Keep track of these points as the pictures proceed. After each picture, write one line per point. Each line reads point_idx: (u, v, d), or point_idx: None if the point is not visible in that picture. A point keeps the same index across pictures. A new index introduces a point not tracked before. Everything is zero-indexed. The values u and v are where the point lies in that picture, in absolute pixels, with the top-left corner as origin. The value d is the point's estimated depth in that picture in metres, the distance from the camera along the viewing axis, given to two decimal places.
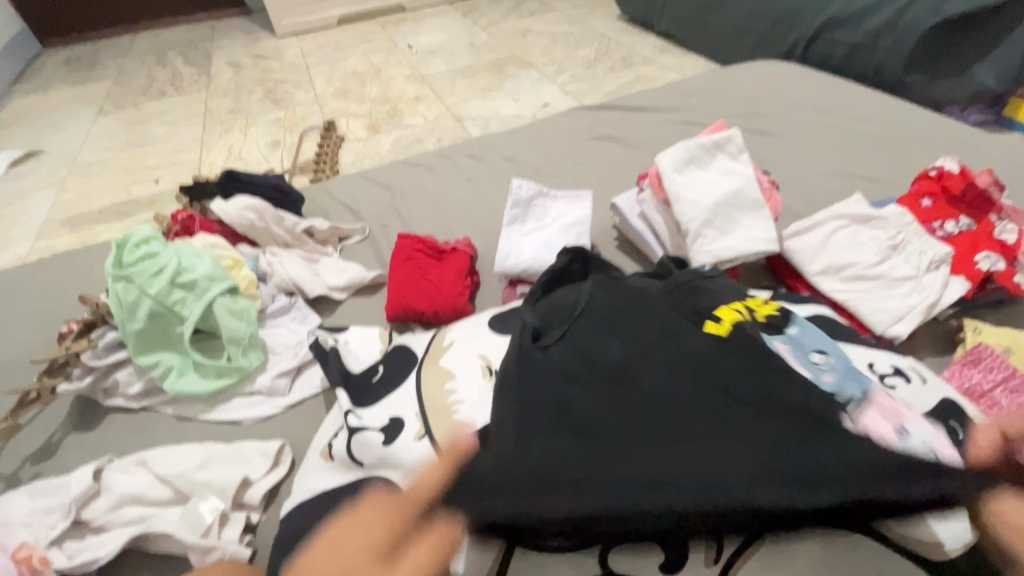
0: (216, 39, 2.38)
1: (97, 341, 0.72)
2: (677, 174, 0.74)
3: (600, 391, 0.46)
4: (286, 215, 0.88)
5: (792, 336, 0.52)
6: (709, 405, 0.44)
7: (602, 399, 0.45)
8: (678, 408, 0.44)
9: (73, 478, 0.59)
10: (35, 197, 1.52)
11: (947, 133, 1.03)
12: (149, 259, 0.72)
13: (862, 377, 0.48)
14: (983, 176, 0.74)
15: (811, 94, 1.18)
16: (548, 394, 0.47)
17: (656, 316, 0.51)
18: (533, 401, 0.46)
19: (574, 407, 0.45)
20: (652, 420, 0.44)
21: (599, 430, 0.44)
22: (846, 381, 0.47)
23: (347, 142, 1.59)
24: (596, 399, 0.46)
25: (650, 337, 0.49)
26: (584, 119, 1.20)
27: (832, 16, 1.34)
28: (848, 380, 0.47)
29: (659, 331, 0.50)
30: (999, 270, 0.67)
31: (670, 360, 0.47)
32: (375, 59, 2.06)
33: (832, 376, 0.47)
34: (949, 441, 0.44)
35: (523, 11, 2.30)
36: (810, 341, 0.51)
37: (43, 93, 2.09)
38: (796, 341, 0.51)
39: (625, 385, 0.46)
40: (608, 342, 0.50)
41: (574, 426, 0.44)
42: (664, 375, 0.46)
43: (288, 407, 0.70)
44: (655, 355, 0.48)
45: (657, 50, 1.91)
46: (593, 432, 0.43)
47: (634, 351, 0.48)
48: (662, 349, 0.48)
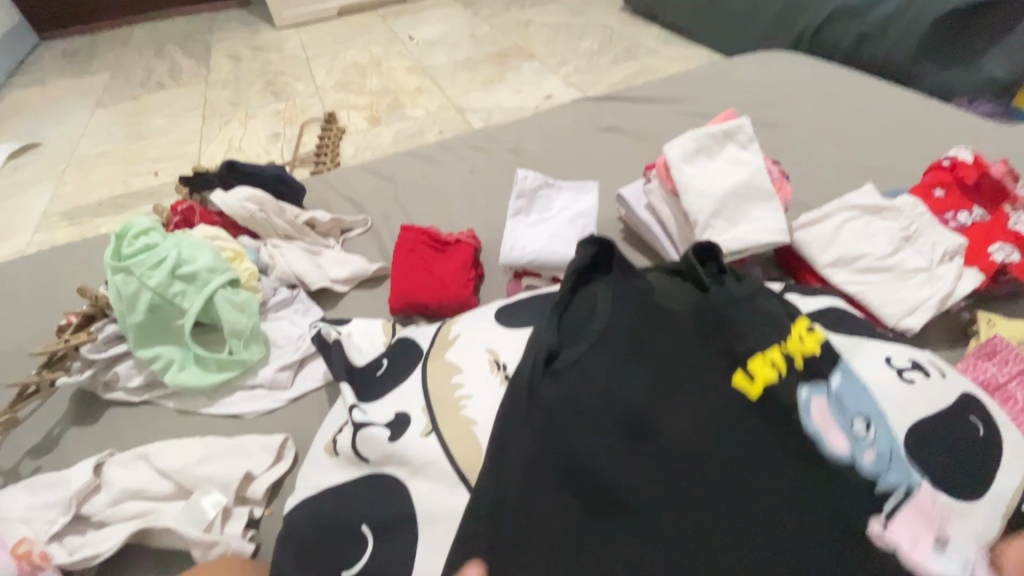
0: (215, 30, 2.35)
1: (97, 334, 0.71)
2: (685, 164, 0.73)
3: (610, 456, 0.44)
4: (287, 207, 0.87)
5: (834, 389, 0.46)
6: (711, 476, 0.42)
7: (607, 467, 0.43)
8: (690, 491, 0.41)
9: (72, 472, 0.58)
10: (34, 190, 1.51)
11: (957, 123, 1.01)
12: (149, 251, 0.71)
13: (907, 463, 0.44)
14: (998, 166, 0.72)
15: (819, 84, 1.17)
16: (554, 434, 0.44)
17: (690, 374, 0.47)
18: (538, 455, 0.43)
19: (575, 472, 0.43)
20: (656, 499, 0.42)
21: (600, 505, 0.42)
22: (890, 467, 0.43)
23: (348, 134, 1.57)
24: (602, 466, 0.43)
25: (679, 401, 0.45)
26: (588, 110, 1.19)
27: (840, 5, 1.32)
28: (891, 466, 0.43)
29: (692, 397, 0.45)
30: (1013, 261, 0.65)
31: (695, 432, 0.44)
32: (376, 51, 2.04)
33: (874, 453, 0.43)
34: (962, 443, 0.46)
35: (525, 2, 2.28)
36: (856, 400, 0.46)
37: (41, 85, 2.07)
38: (840, 401, 0.46)
39: (636, 453, 0.44)
40: (631, 397, 0.46)
41: (565, 484, 0.43)
42: (683, 450, 0.43)
43: (291, 401, 0.69)
44: (680, 429, 0.44)
45: (661, 41, 1.88)
46: (592, 504, 0.42)
47: (654, 416, 0.45)
48: (689, 420, 0.44)
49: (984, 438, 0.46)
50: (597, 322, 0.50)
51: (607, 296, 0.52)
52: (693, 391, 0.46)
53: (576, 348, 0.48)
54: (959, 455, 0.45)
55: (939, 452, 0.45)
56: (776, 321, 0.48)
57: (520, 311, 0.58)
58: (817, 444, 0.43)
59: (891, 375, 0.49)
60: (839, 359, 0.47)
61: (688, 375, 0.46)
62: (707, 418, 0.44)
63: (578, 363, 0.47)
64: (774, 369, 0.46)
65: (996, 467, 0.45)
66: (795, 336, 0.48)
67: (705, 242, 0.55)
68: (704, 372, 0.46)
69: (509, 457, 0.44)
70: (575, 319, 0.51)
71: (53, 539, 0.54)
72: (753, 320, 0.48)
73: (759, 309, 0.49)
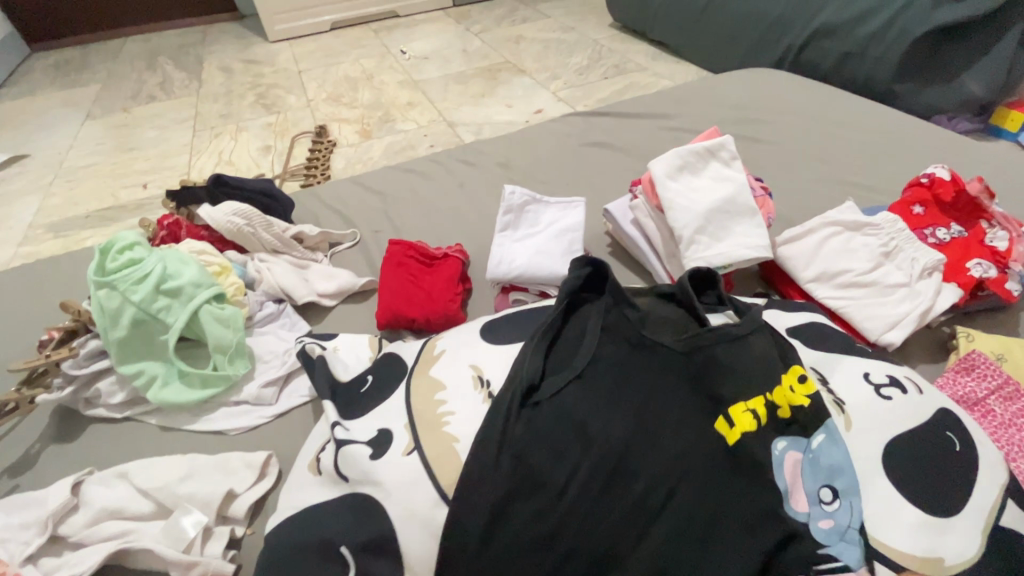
0: (207, 43, 2.36)
1: (78, 349, 0.70)
2: (670, 181, 0.74)
3: (581, 498, 0.42)
4: (275, 221, 0.87)
5: (813, 448, 0.46)
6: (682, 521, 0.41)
7: (576, 509, 0.42)
8: (656, 537, 0.41)
9: (49, 491, 0.57)
10: (20, 202, 1.50)
11: (935, 140, 1.04)
12: (133, 266, 0.70)
13: (859, 539, 0.43)
14: (974, 183, 0.74)
15: (802, 101, 1.19)
16: (528, 469, 0.43)
17: (674, 413, 0.45)
18: (511, 495, 0.42)
19: (544, 513, 0.42)
20: (620, 543, 0.41)
21: (563, 548, 0.41)
22: (839, 541, 0.43)
23: (338, 147, 1.58)
24: (572, 508, 0.42)
25: (660, 442, 0.44)
26: (577, 125, 1.20)
27: (821, 24, 1.35)
28: (841, 542, 0.43)
29: (674, 438, 0.44)
30: (990, 277, 0.67)
31: (671, 476, 0.42)
32: (368, 65, 2.05)
33: (828, 523, 0.44)
34: (937, 459, 0.47)
35: (516, 18, 2.31)
36: (831, 465, 0.46)
37: (30, 96, 2.06)
38: (814, 461, 0.46)
39: (608, 495, 0.42)
40: (610, 435, 0.44)
41: (534, 523, 0.41)
42: (656, 495, 0.42)
43: (276, 417, 0.68)
44: (657, 471, 0.43)
45: (649, 58, 1.92)
46: (557, 547, 0.41)
47: (630, 456, 0.43)
48: (666, 462, 0.43)
49: (960, 453, 0.47)
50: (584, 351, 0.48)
51: (596, 323, 0.50)
52: (675, 432, 0.44)
53: (560, 378, 0.47)
54: (936, 471, 0.46)
55: (914, 468, 0.46)
56: (769, 366, 0.48)
57: (504, 329, 0.58)
58: (779, 501, 0.44)
59: (869, 392, 0.50)
60: (827, 419, 0.47)
61: (671, 414, 0.45)
62: (685, 461, 0.43)
63: (559, 396, 0.46)
64: (753, 420, 0.45)
65: (972, 482, 0.46)
66: (785, 387, 0.48)
67: (704, 270, 0.58)
68: (688, 411, 0.45)
69: (478, 492, 0.42)
70: (562, 346, 0.50)
71: (28, 561, 0.53)
72: (745, 363, 0.48)
73: (752, 353, 0.49)
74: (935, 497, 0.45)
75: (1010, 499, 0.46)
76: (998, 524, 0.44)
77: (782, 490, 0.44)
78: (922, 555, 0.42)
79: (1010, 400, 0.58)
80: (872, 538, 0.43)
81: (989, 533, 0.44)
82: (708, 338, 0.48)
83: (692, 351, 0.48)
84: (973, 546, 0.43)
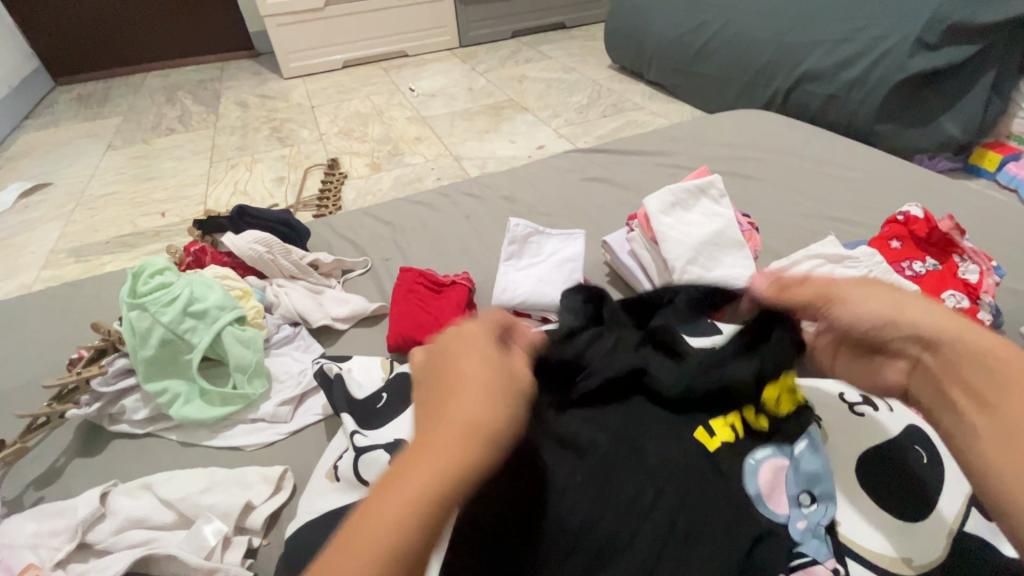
0: (224, 79, 2.48)
1: (107, 367, 0.74)
2: (664, 217, 0.79)
3: (579, 495, 0.45)
4: (293, 249, 0.92)
5: (794, 455, 0.52)
6: (669, 517, 0.45)
7: (572, 516, 0.44)
8: (647, 534, 0.44)
9: (79, 501, 0.61)
10: (44, 227, 1.57)
11: (915, 178, 1.10)
12: (164, 289, 0.76)
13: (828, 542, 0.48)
14: (946, 222, 0.79)
15: (789, 141, 1.26)
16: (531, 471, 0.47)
17: (657, 429, 0.51)
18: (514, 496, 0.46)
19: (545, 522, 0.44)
20: (613, 544, 0.43)
21: (556, 550, 0.44)
22: (812, 539, 0.48)
23: (349, 179, 1.65)
24: (568, 516, 0.44)
25: (641, 454, 0.48)
26: (576, 161, 1.27)
27: (806, 70, 1.44)
28: (813, 540, 0.48)
29: (654, 450, 0.49)
30: (963, 309, 0.72)
31: (651, 482, 0.46)
32: (378, 101, 2.16)
33: (804, 523, 0.49)
34: (905, 471, 0.53)
35: (520, 59, 2.43)
36: (811, 472, 0.51)
37: (55, 128, 2.16)
38: (794, 466, 0.52)
39: (597, 500, 0.45)
40: (597, 445, 0.48)
41: (540, 522, 0.45)
42: (645, 495, 0.45)
43: (291, 434, 0.72)
44: (640, 478, 0.46)
45: (645, 98, 2.02)
46: (557, 544, 0.44)
47: (614, 464, 0.47)
48: (647, 469, 0.47)
49: (928, 463, 0.54)
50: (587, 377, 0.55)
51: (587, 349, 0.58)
52: (655, 444, 0.49)
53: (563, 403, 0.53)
54: (905, 480, 0.53)
55: (883, 477, 0.53)
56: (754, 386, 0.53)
57: None
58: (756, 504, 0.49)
59: (844, 410, 0.58)
60: (808, 427, 0.53)
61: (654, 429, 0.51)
62: (663, 467, 0.47)
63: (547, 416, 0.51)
64: (732, 432, 0.52)
65: (940, 491, 0.52)
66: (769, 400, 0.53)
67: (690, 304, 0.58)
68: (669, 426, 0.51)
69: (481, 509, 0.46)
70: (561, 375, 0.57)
71: (58, 566, 0.56)
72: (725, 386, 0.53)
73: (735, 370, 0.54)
74: (904, 504, 0.52)
75: (977, 508, 0.51)
76: (964, 529, 0.50)
77: (755, 488, 0.49)
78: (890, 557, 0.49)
79: None
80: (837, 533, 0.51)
81: (957, 539, 0.49)
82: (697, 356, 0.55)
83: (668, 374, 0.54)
84: (940, 549, 0.49)
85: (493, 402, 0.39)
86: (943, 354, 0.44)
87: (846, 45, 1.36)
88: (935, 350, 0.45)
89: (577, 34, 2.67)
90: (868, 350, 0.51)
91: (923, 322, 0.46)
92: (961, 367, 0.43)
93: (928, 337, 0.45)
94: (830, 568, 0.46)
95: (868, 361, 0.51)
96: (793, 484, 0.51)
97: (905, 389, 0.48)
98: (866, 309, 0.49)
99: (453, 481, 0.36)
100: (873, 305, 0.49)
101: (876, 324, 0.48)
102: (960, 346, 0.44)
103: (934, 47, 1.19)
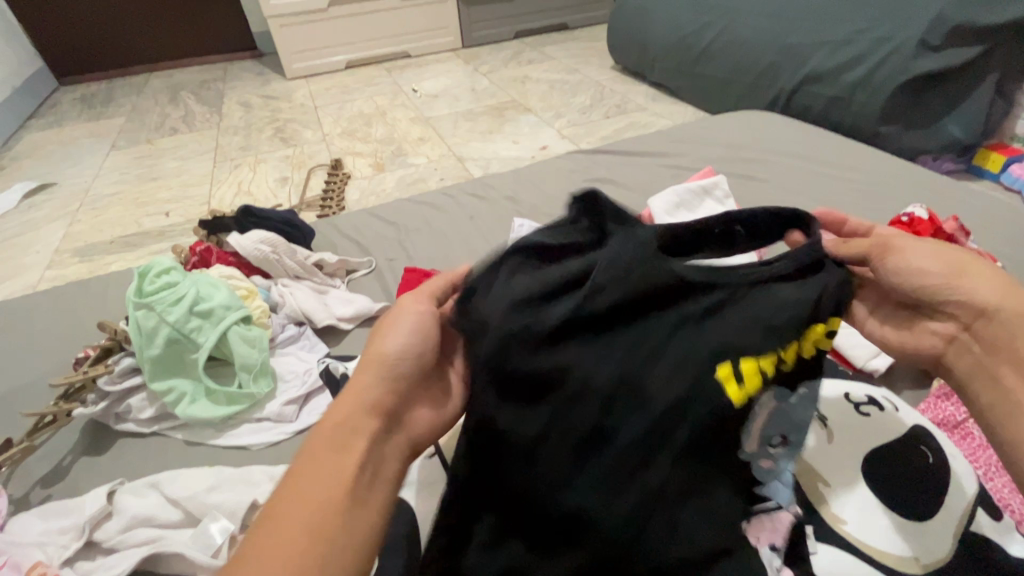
0: (227, 79, 2.48)
1: (113, 366, 0.75)
2: (668, 218, 0.80)
3: (564, 464, 0.43)
4: (297, 249, 0.93)
5: (792, 400, 0.51)
6: (644, 483, 0.44)
7: (558, 489, 0.43)
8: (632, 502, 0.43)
9: (86, 500, 0.61)
10: (48, 227, 1.57)
11: (919, 179, 1.10)
12: (170, 288, 0.76)
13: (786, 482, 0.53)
14: (950, 223, 0.80)
15: (793, 142, 1.26)
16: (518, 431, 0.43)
17: (661, 382, 0.44)
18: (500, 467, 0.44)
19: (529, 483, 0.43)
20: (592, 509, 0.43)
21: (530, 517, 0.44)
22: (775, 481, 0.53)
23: (353, 180, 1.66)
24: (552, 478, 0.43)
25: (638, 419, 0.44)
26: (580, 162, 1.27)
27: (809, 71, 1.44)
28: (777, 484, 0.53)
29: (652, 414, 0.44)
30: None
31: (645, 450, 0.44)
32: (381, 101, 2.16)
33: (772, 465, 0.52)
34: (911, 471, 0.54)
35: (522, 60, 2.44)
36: (793, 418, 0.52)
37: (58, 128, 2.16)
38: (785, 410, 0.52)
39: (582, 467, 0.44)
40: (591, 394, 0.43)
41: (523, 492, 0.43)
42: (632, 458, 0.44)
43: (297, 433, 0.72)
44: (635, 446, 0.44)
45: (648, 99, 2.03)
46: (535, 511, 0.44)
47: (610, 421, 0.44)
48: (641, 440, 0.44)
49: (934, 463, 0.54)
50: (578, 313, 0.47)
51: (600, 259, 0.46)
52: (655, 408, 0.44)
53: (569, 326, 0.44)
54: (911, 479, 0.53)
55: (889, 476, 0.54)
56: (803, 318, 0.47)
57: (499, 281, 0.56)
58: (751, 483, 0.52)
59: (851, 409, 0.59)
60: (816, 373, 0.51)
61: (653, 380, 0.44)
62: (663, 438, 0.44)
63: (517, 351, 0.43)
64: (760, 380, 0.46)
65: (946, 490, 0.52)
66: (809, 339, 0.48)
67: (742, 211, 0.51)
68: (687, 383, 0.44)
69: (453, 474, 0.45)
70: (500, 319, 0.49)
71: (65, 564, 0.56)
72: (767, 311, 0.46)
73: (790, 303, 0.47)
74: (910, 503, 0.52)
75: (982, 508, 0.51)
76: (970, 528, 0.50)
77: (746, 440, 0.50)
78: (876, 548, 0.50)
79: None
80: (826, 517, 0.52)
81: (961, 537, 0.50)
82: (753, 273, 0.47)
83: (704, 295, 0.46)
84: (945, 548, 0.50)
85: (376, 371, 0.45)
86: (997, 328, 0.46)
87: (849, 47, 1.36)
88: (989, 325, 0.46)
89: (580, 35, 2.68)
90: (911, 308, 0.52)
91: (983, 293, 0.47)
92: (1012, 343, 0.45)
93: (984, 310, 0.47)
94: (790, 512, 0.52)
95: (907, 319, 0.53)
96: (773, 430, 0.52)
97: (939, 358, 0.51)
98: (929, 269, 0.49)
99: (324, 441, 0.42)
100: (932, 261, 0.49)
101: (933, 287, 0.49)
102: (1014, 322, 0.45)
103: (938, 48, 1.19)
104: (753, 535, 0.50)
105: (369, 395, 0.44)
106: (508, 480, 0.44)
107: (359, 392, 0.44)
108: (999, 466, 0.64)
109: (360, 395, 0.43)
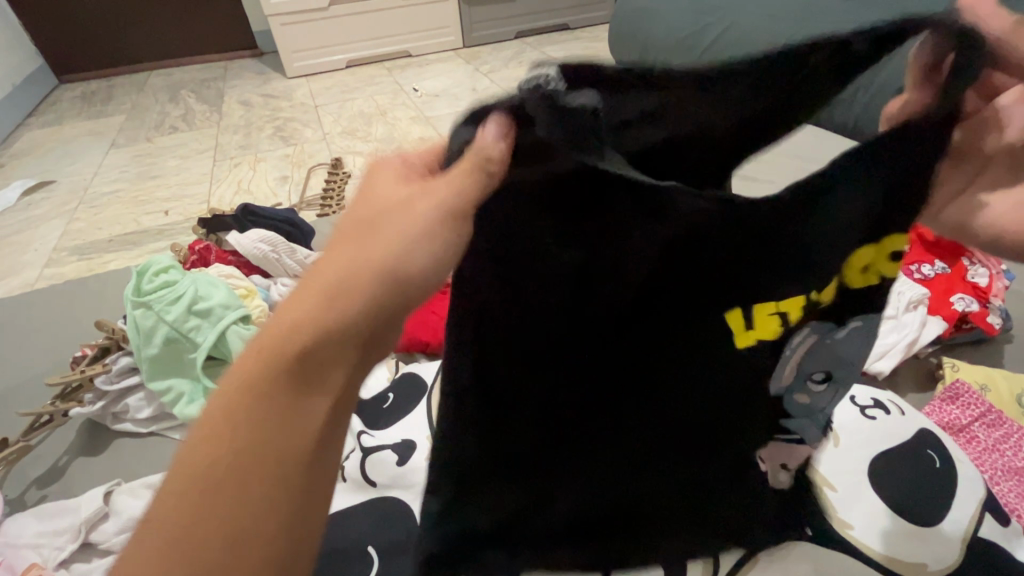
0: (227, 77, 2.48)
1: (111, 365, 0.73)
2: None
3: (575, 399, 0.45)
4: (298, 248, 0.92)
5: (832, 335, 0.47)
6: (653, 417, 0.46)
7: (568, 418, 0.46)
8: (622, 448, 0.48)
9: (82, 500, 0.60)
10: (47, 225, 1.56)
11: None
12: (169, 287, 0.75)
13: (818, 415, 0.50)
14: None
15: (796, 143, 1.26)
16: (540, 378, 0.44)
17: (689, 320, 0.43)
18: (522, 409, 0.45)
19: (546, 414, 0.46)
20: (597, 433, 0.47)
21: (550, 437, 0.47)
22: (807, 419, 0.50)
23: (353, 179, 1.65)
24: (550, 408, 0.46)
25: (652, 377, 0.44)
26: None
27: None
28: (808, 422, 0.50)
29: (680, 354, 0.44)
30: (973, 310, 0.82)
31: (651, 404, 0.46)
32: (382, 100, 2.16)
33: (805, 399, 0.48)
34: (922, 477, 0.56)
35: (523, 60, 2.43)
36: (838, 354, 0.48)
37: (57, 125, 2.15)
38: (826, 345, 0.47)
39: (591, 401, 0.45)
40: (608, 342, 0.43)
41: (539, 427, 0.46)
42: (641, 399, 0.45)
43: None
44: (635, 404, 0.46)
45: None
46: (552, 434, 0.47)
47: (619, 370, 0.44)
48: (647, 380, 0.45)
49: (941, 468, 0.57)
50: (597, 257, 0.40)
51: (651, 199, 0.37)
52: (670, 346, 0.44)
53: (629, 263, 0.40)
54: (921, 484, 0.56)
55: (900, 482, 0.56)
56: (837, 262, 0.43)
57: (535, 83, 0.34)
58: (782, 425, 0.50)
59: (857, 414, 0.62)
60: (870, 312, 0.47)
61: (675, 333, 0.43)
62: (672, 399, 0.45)
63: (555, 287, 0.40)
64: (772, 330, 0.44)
65: (954, 496, 0.55)
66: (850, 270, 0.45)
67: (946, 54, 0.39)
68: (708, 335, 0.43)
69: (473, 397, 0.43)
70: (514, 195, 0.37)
71: (62, 566, 0.56)
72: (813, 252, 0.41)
73: (848, 232, 0.42)
74: (921, 510, 0.55)
75: (989, 513, 0.55)
76: (978, 532, 0.54)
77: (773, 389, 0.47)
78: (882, 551, 0.53)
79: (992, 426, 0.68)
80: (835, 524, 0.55)
81: (969, 540, 0.53)
82: (829, 190, 0.39)
83: (745, 237, 0.39)
84: (953, 553, 0.53)
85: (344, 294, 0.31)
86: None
87: None
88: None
89: (581, 35, 2.67)
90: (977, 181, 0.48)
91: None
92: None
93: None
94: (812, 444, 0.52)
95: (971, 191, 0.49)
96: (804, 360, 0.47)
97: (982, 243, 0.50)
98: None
99: (267, 381, 0.30)
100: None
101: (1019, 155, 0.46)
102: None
103: None
104: (760, 459, 0.52)
105: (327, 327, 0.30)
106: (527, 415, 0.46)
107: (320, 320, 0.30)
108: (1006, 470, 0.65)
109: (318, 327, 0.30)
